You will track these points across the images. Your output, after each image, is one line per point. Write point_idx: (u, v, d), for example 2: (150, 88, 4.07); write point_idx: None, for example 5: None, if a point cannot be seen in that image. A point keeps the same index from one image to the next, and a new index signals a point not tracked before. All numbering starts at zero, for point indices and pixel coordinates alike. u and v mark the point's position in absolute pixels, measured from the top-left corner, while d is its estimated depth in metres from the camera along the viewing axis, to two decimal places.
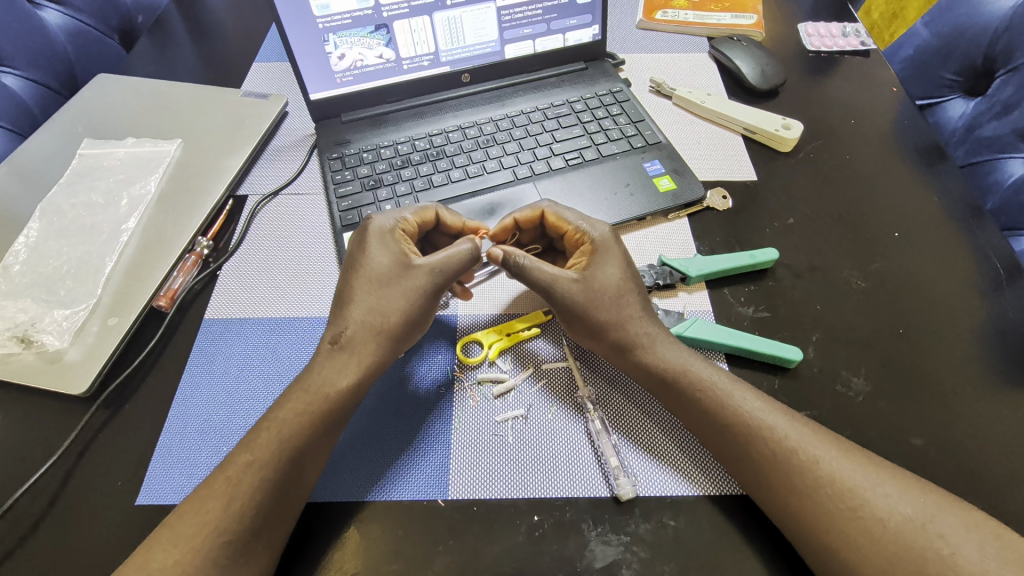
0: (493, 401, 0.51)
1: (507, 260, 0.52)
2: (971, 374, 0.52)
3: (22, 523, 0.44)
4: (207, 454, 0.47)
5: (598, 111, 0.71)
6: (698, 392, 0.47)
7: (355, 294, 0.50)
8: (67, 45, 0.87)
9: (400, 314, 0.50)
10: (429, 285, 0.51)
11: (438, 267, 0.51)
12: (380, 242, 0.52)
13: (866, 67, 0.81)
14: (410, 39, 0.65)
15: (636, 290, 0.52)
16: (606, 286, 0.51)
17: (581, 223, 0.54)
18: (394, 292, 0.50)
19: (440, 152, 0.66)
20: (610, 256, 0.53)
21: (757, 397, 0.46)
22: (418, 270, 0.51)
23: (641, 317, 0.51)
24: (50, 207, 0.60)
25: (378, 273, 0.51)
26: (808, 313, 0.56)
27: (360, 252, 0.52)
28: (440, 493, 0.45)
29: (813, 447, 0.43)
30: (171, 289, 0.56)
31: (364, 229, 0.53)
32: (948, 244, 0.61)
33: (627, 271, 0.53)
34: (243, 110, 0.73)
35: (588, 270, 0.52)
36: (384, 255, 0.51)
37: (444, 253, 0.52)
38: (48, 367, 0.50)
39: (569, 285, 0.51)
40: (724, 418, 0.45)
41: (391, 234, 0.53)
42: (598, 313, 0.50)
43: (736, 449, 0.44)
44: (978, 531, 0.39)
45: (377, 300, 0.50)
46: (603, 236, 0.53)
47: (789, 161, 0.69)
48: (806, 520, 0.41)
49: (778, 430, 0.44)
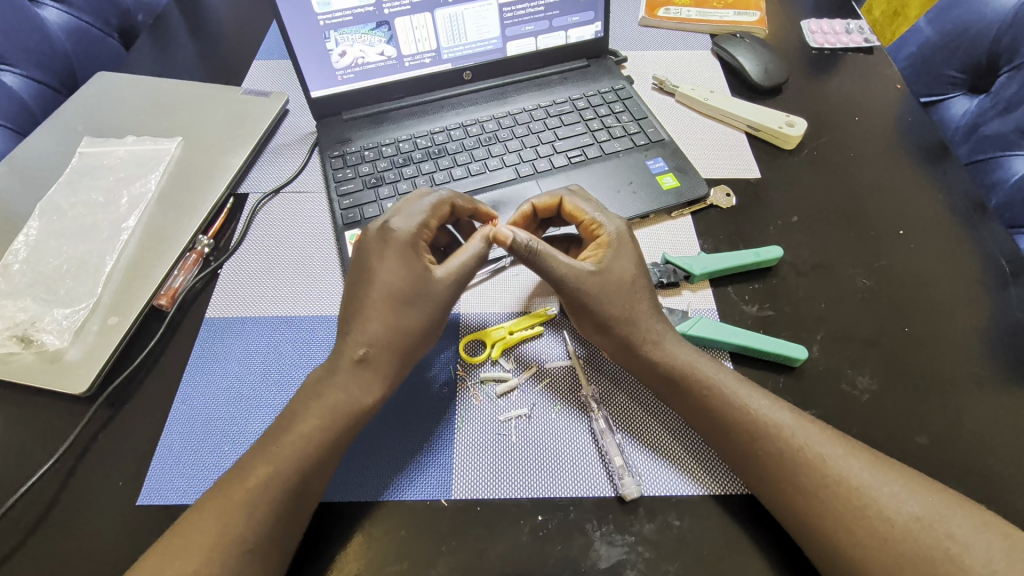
0: (497, 400, 0.51)
1: (516, 245, 0.49)
2: (977, 372, 0.52)
3: (22, 524, 0.44)
4: (208, 455, 0.47)
5: (600, 108, 0.70)
6: (704, 391, 0.46)
7: (377, 310, 0.47)
8: (67, 43, 0.86)
9: (421, 331, 0.48)
10: (449, 298, 0.50)
11: (458, 278, 0.50)
12: (401, 253, 0.48)
13: (869, 64, 0.81)
14: (412, 36, 0.65)
15: (647, 286, 0.52)
16: (622, 279, 0.51)
17: (597, 215, 0.53)
18: (417, 311, 0.48)
19: (442, 149, 0.66)
20: (627, 252, 0.52)
21: (764, 395, 0.46)
22: (440, 284, 0.49)
23: (651, 314, 0.50)
24: (50, 206, 0.60)
25: (399, 288, 0.48)
26: (813, 312, 0.55)
27: (377, 261, 0.48)
28: (443, 493, 0.45)
29: (819, 445, 0.43)
30: (172, 288, 0.56)
31: (384, 237, 0.49)
32: (953, 242, 0.60)
33: (640, 267, 0.52)
34: (243, 108, 0.72)
35: (605, 262, 0.51)
36: (409, 270, 0.48)
37: (460, 260, 0.50)
38: (48, 366, 0.50)
39: (584, 276, 0.50)
40: (730, 417, 0.45)
41: (411, 243, 0.49)
42: (611, 306, 0.49)
43: (741, 449, 0.44)
44: (985, 531, 0.39)
45: (399, 318, 0.47)
46: (619, 230, 0.53)
47: (793, 158, 0.69)
48: (813, 521, 0.40)
49: (784, 428, 0.44)
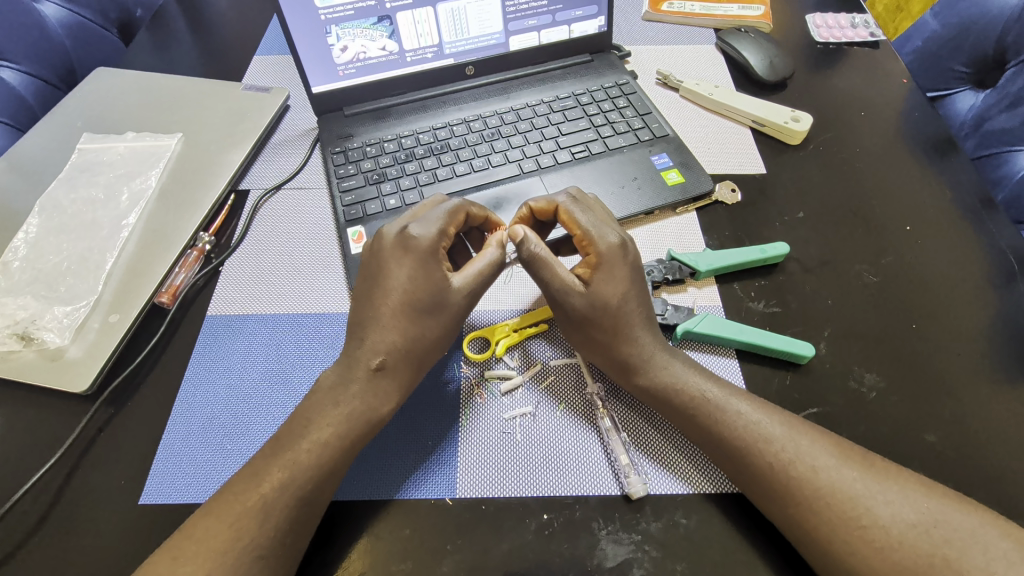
0: (501, 398, 0.50)
1: (523, 244, 0.48)
2: (984, 370, 0.51)
3: (24, 523, 0.44)
4: (211, 454, 0.47)
5: (604, 104, 0.69)
6: (690, 409, 0.46)
7: (392, 320, 0.46)
8: (65, 38, 0.86)
9: (438, 341, 0.48)
10: (467, 305, 0.49)
11: (475, 286, 0.49)
12: (421, 261, 0.47)
13: (875, 58, 0.80)
14: (413, 31, 0.64)
15: (639, 306, 0.49)
16: (609, 303, 0.48)
17: (591, 231, 0.49)
18: (435, 322, 0.47)
19: (445, 145, 0.65)
20: (618, 273, 0.48)
21: (757, 406, 0.46)
22: (459, 292, 0.48)
23: (644, 333, 0.49)
24: (49, 203, 0.60)
25: (418, 298, 0.46)
26: (820, 308, 0.55)
27: (394, 269, 0.47)
28: (449, 491, 0.45)
29: (810, 458, 0.42)
30: (173, 285, 0.56)
31: (402, 242, 0.47)
32: (960, 238, 0.60)
33: (631, 289, 0.49)
34: (244, 104, 0.71)
35: (592, 284, 0.48)
36: (426, 280, 0.47)
37: (479, 267, 0.49)
38: (49, 364, 0.49)
39: (572, 298, 0.48)
40: (719, 432, 0.44)
41: (431, 251, 0.47)
42: (597, 329, 0.48)
43: (734, 459, 0.44)
44: (989, 531, 0.39)
45: (416, 327, 0.47)
46: (610, 247, 0.49)
47: (799, 154, 0.68)
48: (806, 527, 0.40)
49: (774, 442, 0.43)
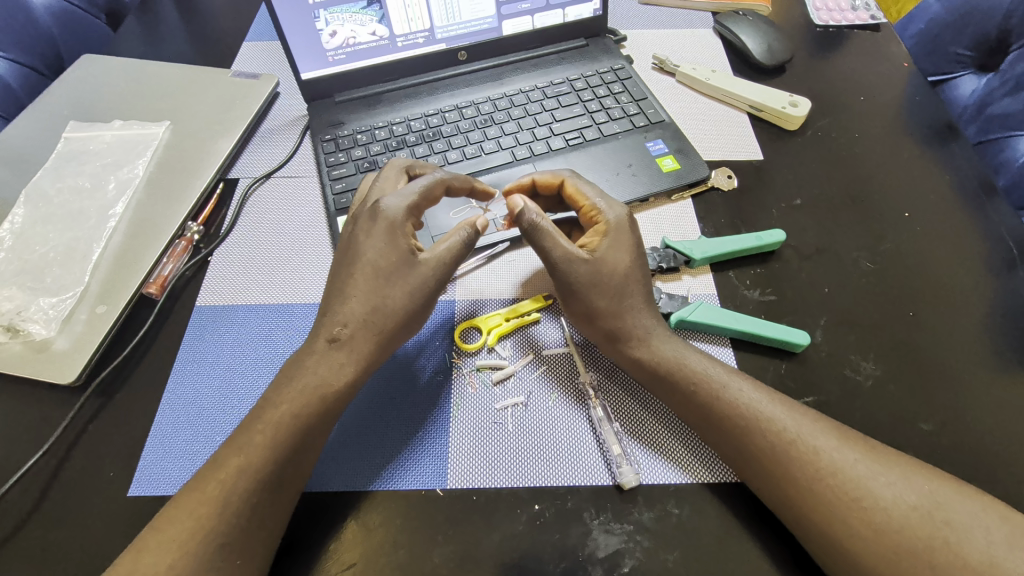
0: (493, 388, 0.50)
1: (522, 214, 0.48)
2: (981, 357, 0.51)
3: (13, 515, 0.43)
4: (200, 444, 0.46)
5: (599, 89, 0.68)
6: (692, 386, 0.45)
7: (356, 289, 0.47)
8: (51, 25, 0.84)
9: (402, 314, 0.47)
10: (433, 283, 0.49)
11: (442, 260, 0.49)
12: (385, 231, 0.48)
13: (877, 40, 0.78)
14: (404, 15, 0.63)
15: (642, 280, 0.49)
16: (613, 271, 0.48)
17: (599, 201, 0.51)
18: (398, 293, 0.47)
19: (437, 133, 0.64)
20: (624, 242, 0.49)
21: (756, 388, 0.45)
22: (425, 267, 0.48)
23: (643, 308, 0.49)
24: (35, 192, 0.59)
25: (383, 267, 0.47)
26: (816, 296, 0.54)
27: (364, 238, 0.48)
28: (438, 482, 0.44)
29: (810, 438, 0.42)
30: (161, 276, 0.55)
31: (372, 213, 0.48)
32: (960, 224, 0.59)
33: (636, 260, 0.49)
34: (233, 91, 0.70)
35: (599, 251, 0.49)
36: (390, 249, 0.47)
37: (446, 244, 0.49)
38: (35, 356, 0.49)
39: (578, 263, 0.48)
40: (721, 410, 0.44)
41: (399, 224, 0.48)
42: (599, 298, 0.48)
43: (733, 440, 0.43)
44: (987, 517, 0.38)
45: (379, 296, 0.47)
46: (619, 218, 0.50)
47: (796, 139, 0.67)
48: (803, 511, 0.40)
49: (775, 422, 0.43)
